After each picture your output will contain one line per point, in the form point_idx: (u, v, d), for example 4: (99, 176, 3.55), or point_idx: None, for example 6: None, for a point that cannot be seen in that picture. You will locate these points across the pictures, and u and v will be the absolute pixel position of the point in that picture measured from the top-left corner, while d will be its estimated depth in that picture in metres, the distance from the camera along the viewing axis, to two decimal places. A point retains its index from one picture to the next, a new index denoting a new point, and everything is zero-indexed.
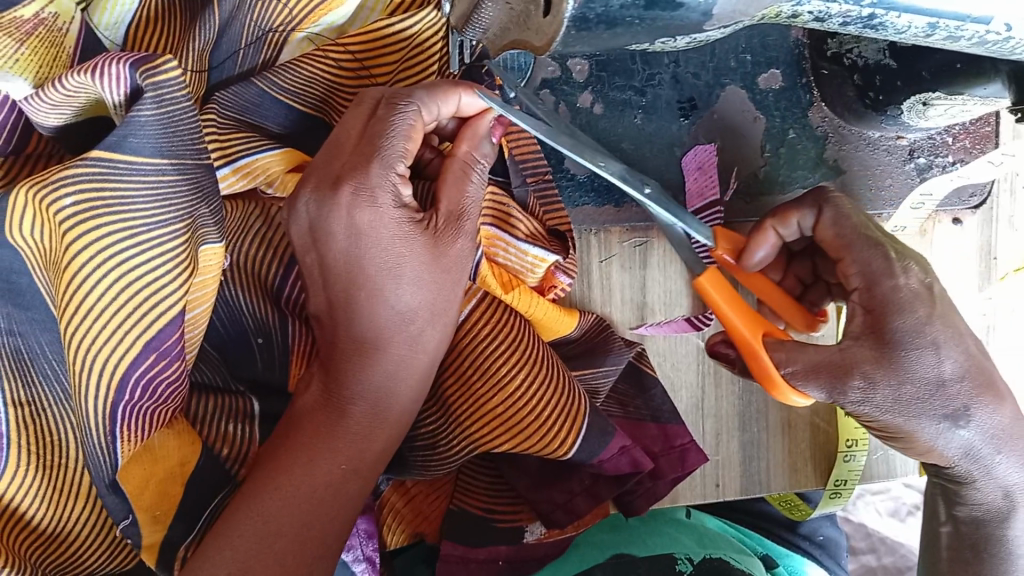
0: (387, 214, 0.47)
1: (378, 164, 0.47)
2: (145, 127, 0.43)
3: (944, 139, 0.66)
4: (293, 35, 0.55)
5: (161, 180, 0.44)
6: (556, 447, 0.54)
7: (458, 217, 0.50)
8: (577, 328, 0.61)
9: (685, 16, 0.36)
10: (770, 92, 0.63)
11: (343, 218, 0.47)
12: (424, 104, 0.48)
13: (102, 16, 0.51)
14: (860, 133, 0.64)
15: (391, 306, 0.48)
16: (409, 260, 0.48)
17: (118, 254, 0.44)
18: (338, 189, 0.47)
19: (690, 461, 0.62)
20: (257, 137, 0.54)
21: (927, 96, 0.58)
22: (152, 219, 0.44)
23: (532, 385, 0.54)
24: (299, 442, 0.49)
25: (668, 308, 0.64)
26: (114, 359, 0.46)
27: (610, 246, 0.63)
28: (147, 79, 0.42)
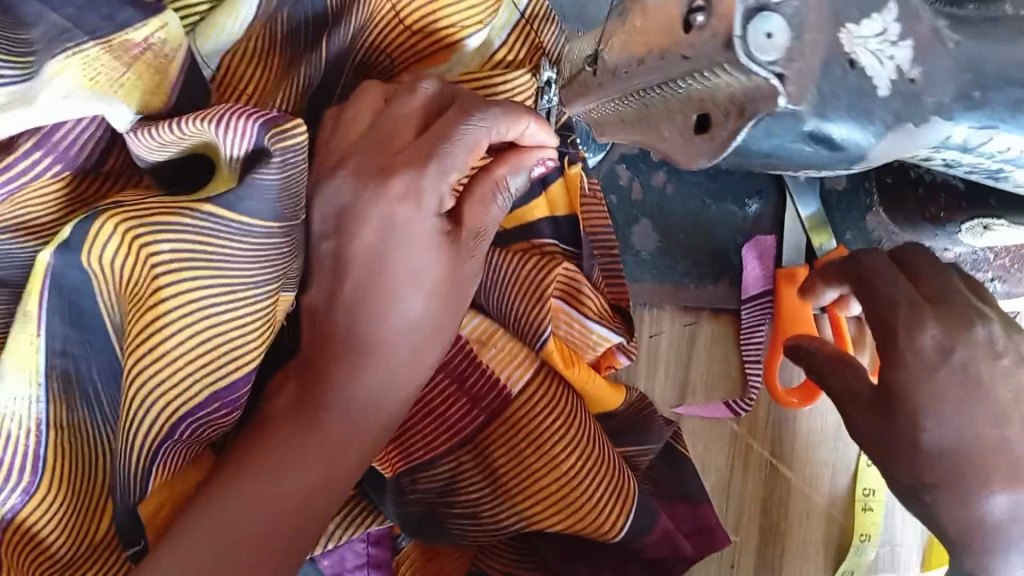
0: (427, 219, 0.46)
1: (433, 170, 0.45)
2: (267, 193, 0.42)
3: (987, 256, 0.68)
4: (390, 81, 0.54)
5: (268, 242, 0.43)
6: (606, 528, 0.54)
7: (476, 237, 0.48)
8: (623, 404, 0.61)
9: (841, 156, 0.36)
10: (832, 193, 0.65)
11: (380, 211, 0.45)
12: (493, 123, 0.45)
13: (204, 43, 0.48)
14: (912, 241, 0.66)
15: (400, 321, 0.46)
16: (426, 271, 0.46)
17: (209, 309, 0.43)
18: (386, 180, 0.45)
19: (717, 540, 0.62)
20: None
21: (989, 221, 0.60)
22: (243, 279, 0.43)
23: (584, 463, 0.54)
24: (272, 444, 0.45)
25: (708, 391, 0.65)
26: (179, 402, 0.44)
27: (662, 323, 0.64)
28: (277, 143, 0.41)
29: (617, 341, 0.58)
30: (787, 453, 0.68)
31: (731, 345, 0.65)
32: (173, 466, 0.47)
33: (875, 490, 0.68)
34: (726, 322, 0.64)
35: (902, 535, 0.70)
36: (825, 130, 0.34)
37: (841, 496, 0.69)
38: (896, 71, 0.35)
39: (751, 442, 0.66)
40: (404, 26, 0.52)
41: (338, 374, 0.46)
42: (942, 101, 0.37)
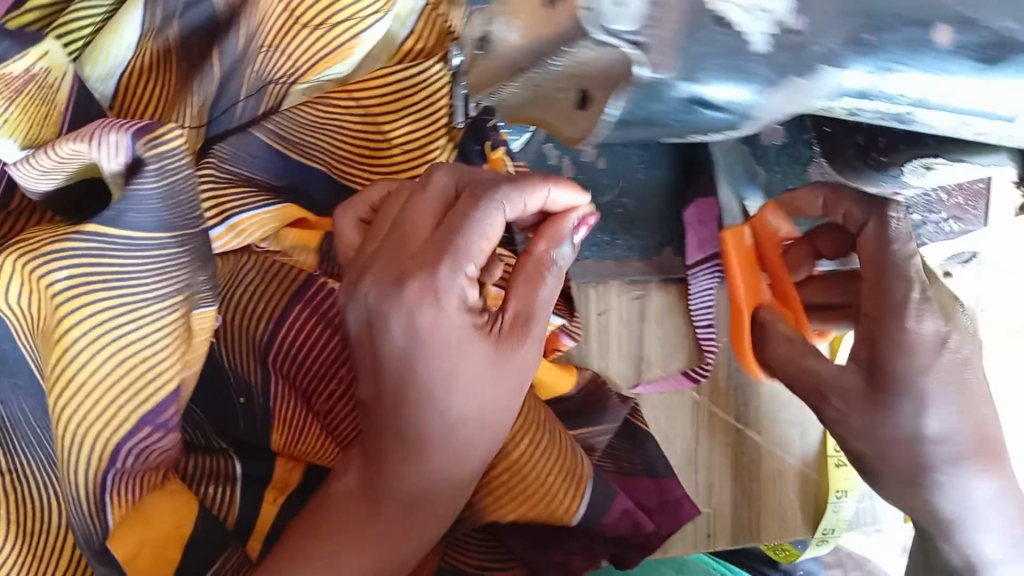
0: (451, 316, 0.43)
1: (448, 262, 0.43)
2: (153, 200, 0.40)
3: (939, 196, 0.66)
4: (295, 86, 0.53)
5: (161, 252, 0.42)
6: (561, 512, 0.55)
7: (525, 320, 0.46)
8: (574, 387, 0.61)
9: (729, 120, 0.36)
10: (771, 148, 0.63)
11: (402, 317, 0.43)
12: (509, 200, 0.45)
13: (93, 67, 0.48)
14: (859, 190, 0.64)
15: (447, 414, 0.44)
16: (473, 367, 0.44)
17: (115, 331, 0.42)
18: (402, 287, 0.43)
19: (684, 513, 0.62)
20: (249, 193, 0.52)
21: (930, 160, 0.58)
22: (152, 292, 0.42)
23: (535, 446, 0.56)
24: (331, 534, 0.44)
25: (664, 364, 0.64)
26: (109, 430, 0.44)
27: (609, 299, 0.63)
28: (150, 151, 0.40)
29: (559, 323, 0.57)
30: (753, 416, 0.67)
31: (682, 314, 0.64)
32: None
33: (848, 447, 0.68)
34: (674, 292, 0.63)
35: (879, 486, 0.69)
36: (700, 93, 0.34)
37: (812, 454, 0.68)
38: (774, 25, 0.34)
39: (712, 408, 0.66)
40: (300, 23, 0.51)
41: (393, 477, 0.45)
42: (833, 50, 0.35)
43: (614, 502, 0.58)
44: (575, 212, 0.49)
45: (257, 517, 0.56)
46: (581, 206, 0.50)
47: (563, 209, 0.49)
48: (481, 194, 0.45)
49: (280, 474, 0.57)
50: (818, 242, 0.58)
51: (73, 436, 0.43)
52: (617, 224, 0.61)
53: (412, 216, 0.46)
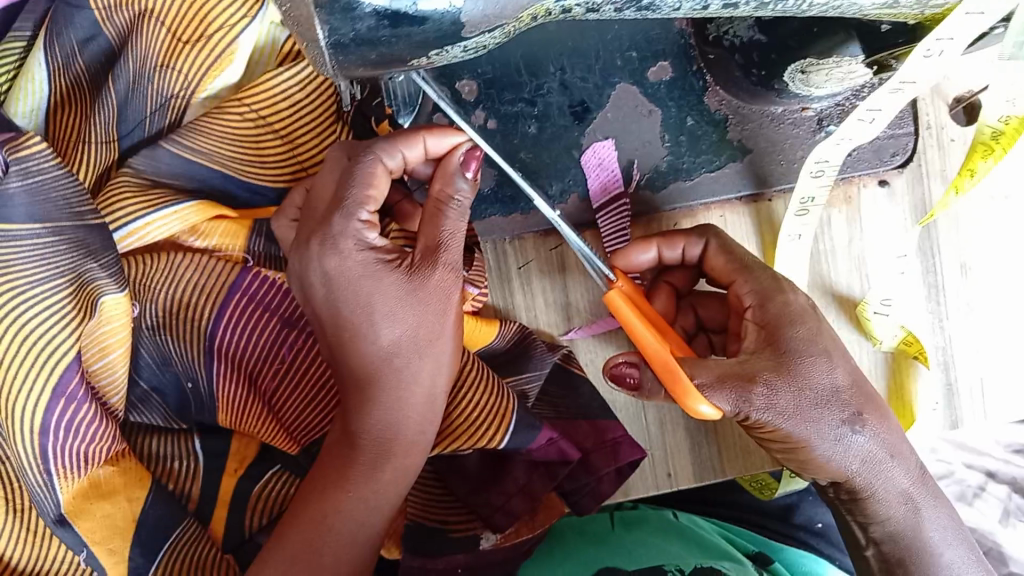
0: (350, 257, 0.53)
1: (340, 215, 0.54)
2: (24, 196, 0.48)
3: (854, 103, 0.65)
4: (195, 97, 0.60)
5: (40, 241, 0.49)
6: (484, 441, 0.60)
7: (435, 250, 0.54)
8: (499, 337, 0.64)
9: (435, 28, 0.38)
10: (661, 84, 0.64)
11: (317, 267, 0.54)
12: (387, 149, 0.54)
13: (19, 106, 0.58)
14: (762, 110, 0.65)
15: (380, 343, 0.55)
16: (389, 299, 0.54)
17: (12, 314, 0.49)
18: (308, 244, 0.54)
19: (622, 454, 0.63)
20: (170, 192, 0.59)
21: (803, 63, 0.58)
22: (34, 280, 0.49)
23: (457, 390, 0.61)
24: (321, 479, 0.57)
25: (593, 311, 0.66)
26: (30, 405, 0.50)
27: (527, 253, 0.66)
28: (14, 155, 0.48)
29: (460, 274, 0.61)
30: None
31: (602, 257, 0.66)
32: (92, 472, 0.59)
33: None
34: (591, 237, 0.65)
35: None
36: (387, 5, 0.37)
37: None
38: None
39: None
40: (183, 42, 0.59)
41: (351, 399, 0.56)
42: None
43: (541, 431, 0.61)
44: (456, 151, 0.55)
45: (219, 489, 0.63)
46: (463, 145, 0.55)
47: (448, 150, 0.55)
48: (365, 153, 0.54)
49: (236, 448, 0.64)
50: (670, 278, 0.63)
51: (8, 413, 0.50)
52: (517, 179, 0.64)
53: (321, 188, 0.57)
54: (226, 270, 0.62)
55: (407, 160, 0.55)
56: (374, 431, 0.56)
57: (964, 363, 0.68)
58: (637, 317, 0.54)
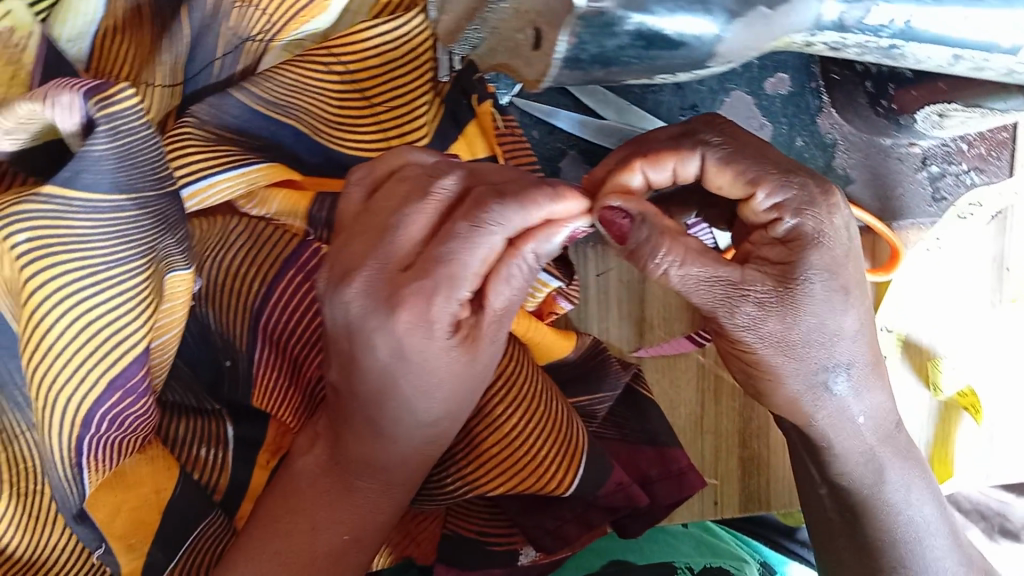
0: (435, 342, 0.42)
1: (441, 294, 0.41)
2: (111, 161, 0.41)
3: (958, 146, 0.63)
4: (274, 43, 0.52)
5: (122, 216, 0.42)
6: (553, 487, 0.55)
7: (504, 323, 0.44)
8: (573, 352, 0.59)
9: (690, 56, 0.33)
10: (777, 98, 0.61)
11: (386, 339, 0.42)
12: (508, 223, 0.40)
13: (63, 29, 0.47)
14: (870, 141, 0.61)
15: (417, 417, 0.45)
16: (436, 378, 0.44)
17: (78, 296, 0.42)
18: (392, 311, 0.41)
19: (687, 485, 0.60)
20: (236, 151, 0.50)
21: (943, 107, 0.54)
22: (111, 257, 0.42)
23: (527, 426, 0.55)
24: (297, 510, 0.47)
25: (668, 329, 0.62)
26: (80, 396, 0.43)
27: (608, 260, 0.61)
28: (103, 111, 0.40)
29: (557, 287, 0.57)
30: None
31: None
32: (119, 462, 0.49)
33: None
34: None
35: None
36: (652, 26, 0.31)
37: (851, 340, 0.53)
38: None
39: (721, 373, 0.63)
40: None
41: (356, 448, 0.47)
42: None
43: (610, 476, 0.57)
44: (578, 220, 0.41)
45: (250, 481, 0.56)
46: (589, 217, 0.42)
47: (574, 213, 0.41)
48: (484, 214, 0.40)
49: (271, 437, 0.57)
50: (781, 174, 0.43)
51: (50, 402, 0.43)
52: None
53: (405, 226, 0.42)
54: (281, 240, 0.54)
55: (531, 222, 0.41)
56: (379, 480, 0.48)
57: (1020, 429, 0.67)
58: None
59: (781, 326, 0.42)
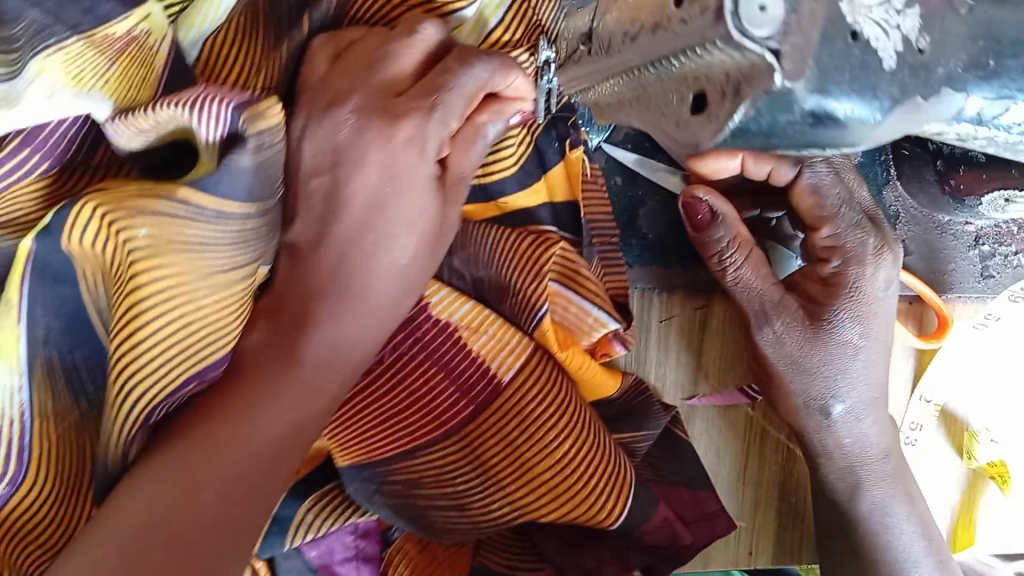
0: (424, 168, 0.46)
1: (436, 118, 0.45)
2: (247, 174, 0.41)
3: (1010, 229, 0.65)
4: None
5: (245, 223, 0.42)
6: (604, 518, 0.56)
7: (460, 182, 0.49)
8: (619, 391, 0.60)
9: (847, 137, 0.34)
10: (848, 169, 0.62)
11: (382, 158, 0.46)
12: (492, 73, 0.46)
13: (187, 31, 0.47)
14: (929, 216, 0.64)
15: (394, 259, 0.47)
16: (409, 214, 0.47)
17: (186, 290, 0.41)
18: (393, 127, 0.45)
19: (718, 529, 0.61)
20: None
21: (1012, 194, 0.57)
22: (220, 259, 0.42)
23: (575, 455, 0.55)
24: (240, 387, 0.43)
25: (720, 379, 0.64)
26: (159, 386, 0.42)
27: (672, 307, 0.62)
28: (251, 126, 0.41)
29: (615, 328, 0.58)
30: None
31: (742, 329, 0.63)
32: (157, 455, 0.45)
33: None
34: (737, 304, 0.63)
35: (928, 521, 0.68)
36: (825, 106, 0.32)
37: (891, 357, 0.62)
38: (902, 42, 0.33)
39: (767, 427, 0.65)
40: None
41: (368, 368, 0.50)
42: (953, 72, 0.35)
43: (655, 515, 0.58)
44: (522, 104, 0.49)
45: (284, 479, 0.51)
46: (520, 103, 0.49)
47: (511, 97, 0.48)
48: (472, 60, 0.46)
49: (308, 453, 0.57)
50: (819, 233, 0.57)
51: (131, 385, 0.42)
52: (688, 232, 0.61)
53: (395, 56, 0.46)
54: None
55: (500, 89, 0.48)
56: (319, 337, 0.45)
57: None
58: None
59: (799, 347, 0.59)
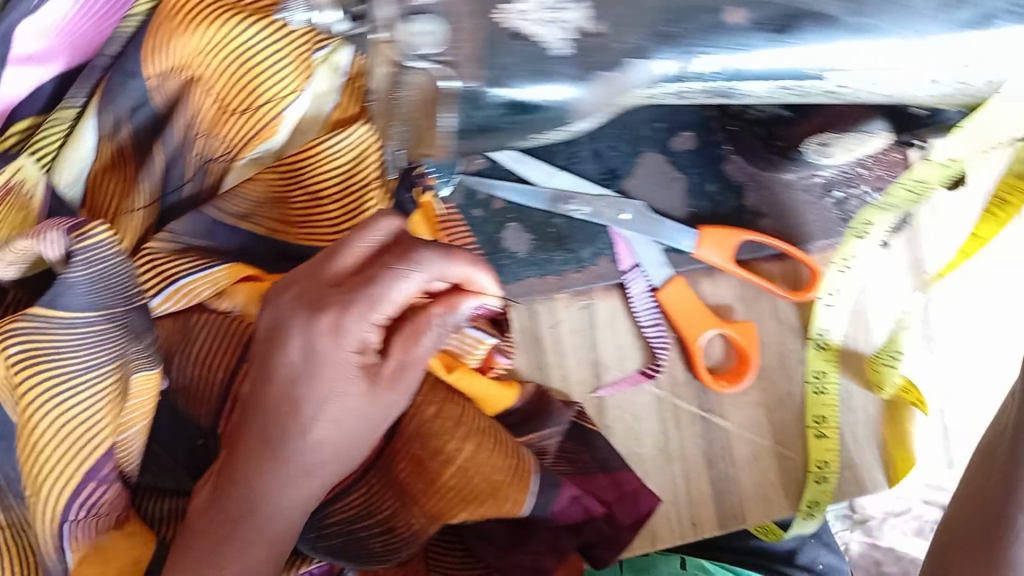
0: (343, 352, 0.50)
1: (359, 309, 0.49)
2: (85, 285, 0.49)
3: (858, 172, 0.70)
4: (236, 162, 0.60)
5: (93, 328, 0.49)
6: (510, 506, 0.58)
7: (397, 370, 0.52)
8: (518, 398, 0.64)
9: (554, 115, 0.41)
10: (684, 154, 0.69)
11: (301, 340, 0.50)
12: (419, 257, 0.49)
13: (62, 174, 0.56)
14: (776, 179, 0.69)
15: (323, 426, 0.50)
16: (345, 395, 0.51)
17: (56, 396, 0.49)
18: (307, 307, 0.50)
19: (642, 503, 0.65)
20: (196, 258, 0.57)
21: (822, 138, 0.62)
22: (80, 365, 0.49)
23: (478, 453, 0.59)
24: (194, 530, 0.50)
25: (621, 366, 0.68)
26: (58, 486, 0.49)
27: (558, 313, 0.67)
28: (78, 244, 0.48)
29: (494, 343, 0.62)
30: (715, 403, 0.70)
31: (628, 317, 0.68)
32: (97, 537, 0.51)
33: (816, 504, 0.70)
34: (620, 297, 0.68)
35: (857, 455, 0.71)
36: (515, 97, 0.40)
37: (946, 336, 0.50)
38: (569, 34, 0.40)
39: (675, 402, 0.69)
40: (231, 112, 0.58)
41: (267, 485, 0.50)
42: (638, 45, 0.41)
43: (576, 502, 0.61)
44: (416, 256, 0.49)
45: None
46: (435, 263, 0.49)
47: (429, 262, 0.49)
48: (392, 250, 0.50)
49: None
50: None
51: (41, 484, 0.49)
52: (551, 244, 0.67)
53: (339, 267, 0.51)
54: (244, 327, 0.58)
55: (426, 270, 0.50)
56: (251, 485, 0.49)
57: (960, 415, 0.73)
58: (688, 313, 0.68)
59: None
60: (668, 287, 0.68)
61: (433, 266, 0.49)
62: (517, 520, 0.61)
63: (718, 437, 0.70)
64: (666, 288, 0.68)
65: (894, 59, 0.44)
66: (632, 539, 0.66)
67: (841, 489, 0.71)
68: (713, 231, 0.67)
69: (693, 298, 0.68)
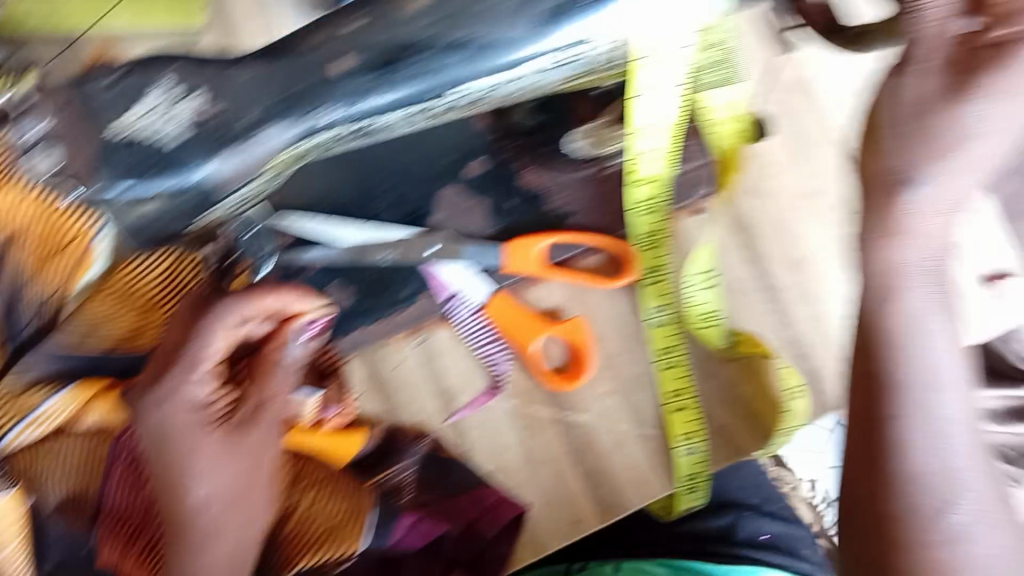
0: (187, 412, 0.53)
1: (187, 367, 0.53)
2: None
3: None
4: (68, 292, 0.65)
5: None
6: (346, 547, 0.64)
7: (257, 412, 0.55)
8: (367, 442, 0.69)
9: (200, 191, 0.48)
10: (478, 179, 0.73)
11: (156, 417, 0.53)
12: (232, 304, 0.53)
13: None
14: (569, 179, 0.73)
15: (200, 488, 0.53)
16: (210, 452, 0.53)
17: None
18: (151, 388, 0.53)
19: (503, 515, 0.68)
20: (53, 384, 0.64)
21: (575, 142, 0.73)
22: None
23: (317, 500, 0.65)
24: None
25: (468, 389, 0.73)
26: None
27: (397, 354, 0.73)
28: None
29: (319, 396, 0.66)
30: (569, 401, 0.73)
31: (462, 343, 0.73)
32: None
33: (695, 475, 0.72)
34: (448, 326, 0.73)
35: (722, 416, 0.73)
36: (150, 189, 0.46)
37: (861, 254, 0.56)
38: (187, 121, 0.46)
39: (529, 410, 0.73)
40: (51, 254, 0.63)
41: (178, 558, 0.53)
42: (259, 118, 0.48)
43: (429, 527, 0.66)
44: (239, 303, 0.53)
45: None
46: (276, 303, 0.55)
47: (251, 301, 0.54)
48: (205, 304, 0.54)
49: None
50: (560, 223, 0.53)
51: None
52: (368, 294, 0.72)
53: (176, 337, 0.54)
54: (102, 441, 0.65)
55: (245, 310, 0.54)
56: None
57: (806, 309, 0.75)
58: (516, 322, 0.72)
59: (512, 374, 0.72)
60: (490, 303, 0.72)
61: (251, 303, 0.53)
62: (383, 554, 0.66)
63: (579, 433, 0.73)
64: (489, 305, 0.72)
65: (495, 62, 0.49)
66: (507, 549, 0.68)
67: (714, 455, 0.72)
68: (519, 242, 0.71)
69: (518, 307, 0.72)
